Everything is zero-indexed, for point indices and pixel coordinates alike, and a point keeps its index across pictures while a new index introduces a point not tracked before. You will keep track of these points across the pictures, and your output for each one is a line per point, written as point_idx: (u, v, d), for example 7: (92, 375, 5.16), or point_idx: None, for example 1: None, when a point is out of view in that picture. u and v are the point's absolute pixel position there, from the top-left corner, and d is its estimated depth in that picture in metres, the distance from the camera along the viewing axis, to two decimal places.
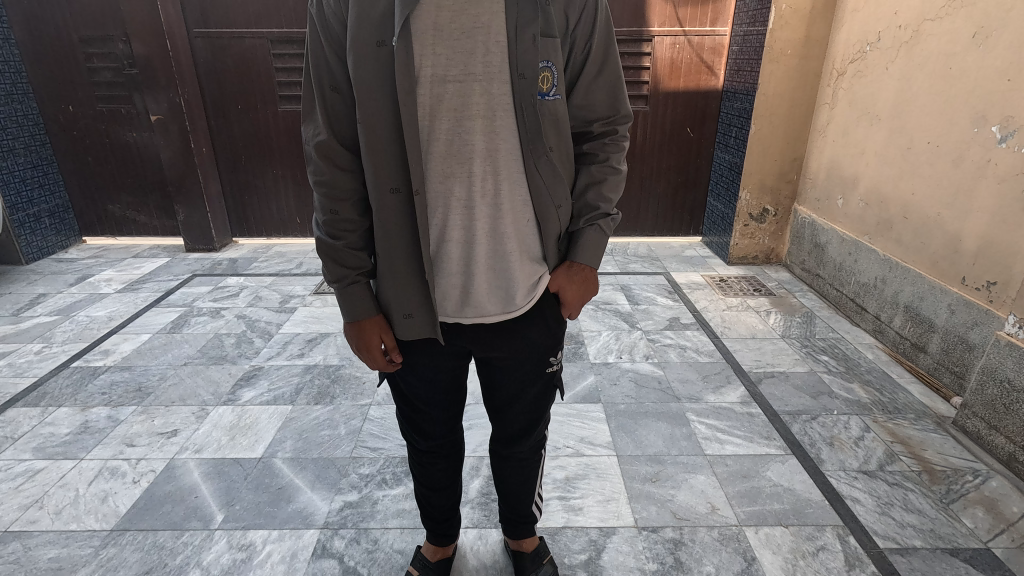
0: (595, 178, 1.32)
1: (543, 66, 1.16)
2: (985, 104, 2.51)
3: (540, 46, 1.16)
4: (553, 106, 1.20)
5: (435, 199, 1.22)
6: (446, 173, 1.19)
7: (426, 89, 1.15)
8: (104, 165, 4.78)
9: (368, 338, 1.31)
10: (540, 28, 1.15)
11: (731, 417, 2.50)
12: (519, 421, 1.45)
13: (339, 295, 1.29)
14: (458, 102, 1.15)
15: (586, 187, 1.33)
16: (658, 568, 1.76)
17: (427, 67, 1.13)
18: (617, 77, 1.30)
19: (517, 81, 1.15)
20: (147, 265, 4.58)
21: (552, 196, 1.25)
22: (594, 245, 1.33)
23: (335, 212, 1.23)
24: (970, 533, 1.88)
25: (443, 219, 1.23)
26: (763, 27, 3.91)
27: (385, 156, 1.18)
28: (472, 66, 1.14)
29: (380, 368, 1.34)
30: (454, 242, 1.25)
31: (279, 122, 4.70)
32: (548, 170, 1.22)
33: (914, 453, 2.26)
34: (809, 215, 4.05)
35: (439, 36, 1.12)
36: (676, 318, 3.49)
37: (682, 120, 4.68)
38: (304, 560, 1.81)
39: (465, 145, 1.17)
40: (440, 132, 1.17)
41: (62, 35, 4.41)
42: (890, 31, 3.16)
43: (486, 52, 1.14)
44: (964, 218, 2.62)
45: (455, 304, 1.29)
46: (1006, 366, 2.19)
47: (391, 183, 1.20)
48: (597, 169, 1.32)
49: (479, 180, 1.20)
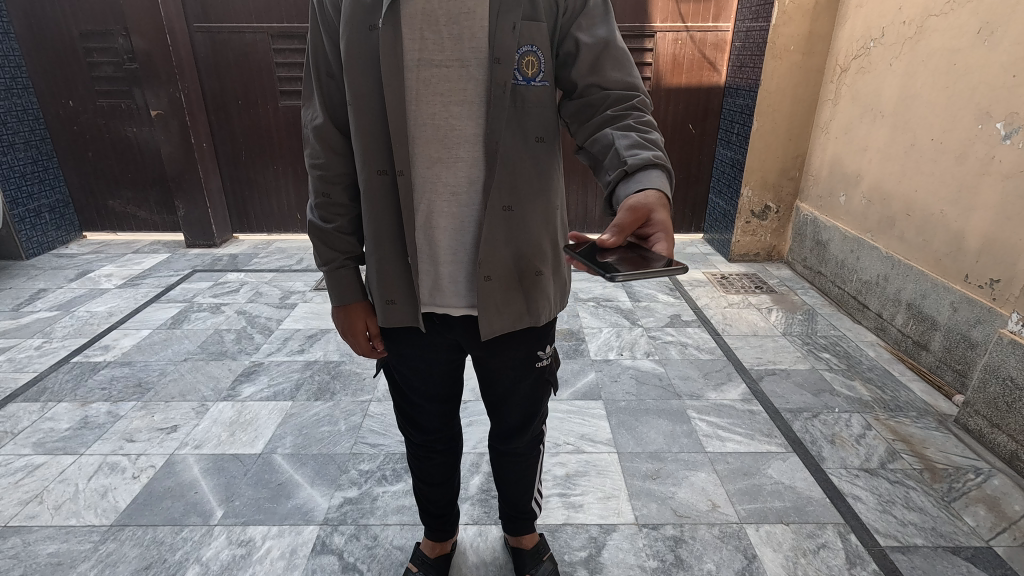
0: (642, 130, 1.16)
1: (525, 51, 1.12)
2: (990, 99, 2.49)
3: (523, 32, 1.11)
4: (538, 93, 1.15)
5: (422, 185, 1.21)
6: (433, 158, 1.18)
7: (413, 73, 1.14)
8: (105, 160, 4.78)
9: (355, 323, 1.35)
10: (522, 14, 1.11)
11: (731, 415, 2.49)
12: (514, 416, 1.44)
13: (328, 277, 1.31)
14: (445, 86, 1.14)
15: (630, 134, 1.15)
16: (658, 566, 1.75)
17: (414, 50, 1.13)
18: (620, 59, 1.17)
19: (491, 67, 1.11)
20: (147, 260, 4.56)
21: (541, 186, 1.22)
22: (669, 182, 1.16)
23: (327, 196, 1.26)
24: (972, 532, 1.87)
25: (428, 205, 1.22)
26: (766, 22, 3.87)
27: (372, 140, 1.18)
28: (460, 49, 1.12)
29: (364, 354, 1.38)
30: (439, 229, 1.23)
31: (280, 117, 4.68)
32: (536, 160, 1.19)
33: (915, 450, 2.26)
34: (812, 212, 4.03)
35: (426, 18, 1.11)
36: (677, 315, 3.48)
37: (683, 117, 4.65)
38: (304, 556, 1.80)
39: (452, 128, 1.16)
40: (427, 117, 1.16)
41: (61, 29, 4.39)
42: (894, 27, 3.14)
43: (473, 37, 1.11)
44: (968, 216, 2.61)
45: (431, 292, 1.28)
46: (1008, 364, 2.18)
47: (377, 168, 1.20)
48: (640, 123, 1.16)
49: (464, 166, 1.19)
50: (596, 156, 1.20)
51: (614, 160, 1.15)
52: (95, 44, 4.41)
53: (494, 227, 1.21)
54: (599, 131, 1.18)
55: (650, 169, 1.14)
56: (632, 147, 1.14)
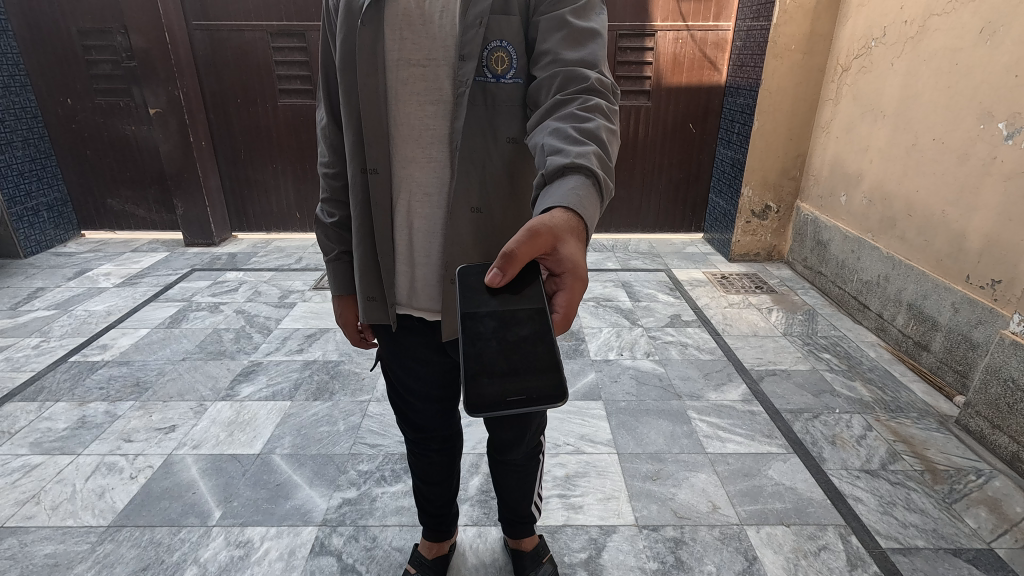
0: (579, 119, 1.05)
1: (495, 46, 1.15)
2: (992, 100, 2.48)
3: (492, 28, 1.15)
4: (507, 91, 1.18)
5: (399, 183, 1.31)
6: (410, 156, 1.29)
7: (393, 74, 1.24)
8: (103, 158, 4.76)
9: (347, 316, 1.49)
10: (492, 7, 1.15)
11: (732, 415, 2.48)
12: (507, 432, 1.41)
13: (329, 268, 1.46)
14: (420, 86, 1.24)
15: (562, 125, 1.05)
16: (659, 568, 1.74)
17: (394, 51, 1.23)
18: (585, 37, 1.11)
19: (460, 65, 1.18)
20: (146, 259, 4.55)
21: (514, 188, 1.26)
22: (591, 193, 0.99)
23: (329, 193, 1.43)
24: (973, 533, 1.86)
25: (405, 203, 1.32)
26: (767, 21, 3.85)
27: (354, 140, 1.29)
28: (434, 51, 1.21)
29: (354, 343, 1.53)
30: (414, 227, 1.33)
31: (279, 117, 4.66)
32: (502, 157, 1.23)
33: (916, 452, 2.24)
34: (813, 212, 4.02)
35: (406, 21, 1.21)
36: (678, 315, 3.47)
37: (683, 117, 4.64)
38: (302, 557, 1.79)
39: (427, 128, 1.26)
40: (405, 116, 1.26)
41: (59, 26, 4.36)
42: (895, 27, 3.13)
43: (446, 40, 1.20)
44: (969, 216, 2.60)
45: (406, 291, 1.36)
46: (1010, 364, 2.18)
47: (358, 166, 1.30)
48: (581, 109, 1.06)
49: (438, 166, 1.28)
50: (532, 150, 1.11)
51: (542, 156, 1.05)
52: (94, 42, 4.39)
53: (463, 227, 1.26)
54: (543, 119, 1.10)
55: (570, 173, 1.00)
56: (560, 141, 1.03)
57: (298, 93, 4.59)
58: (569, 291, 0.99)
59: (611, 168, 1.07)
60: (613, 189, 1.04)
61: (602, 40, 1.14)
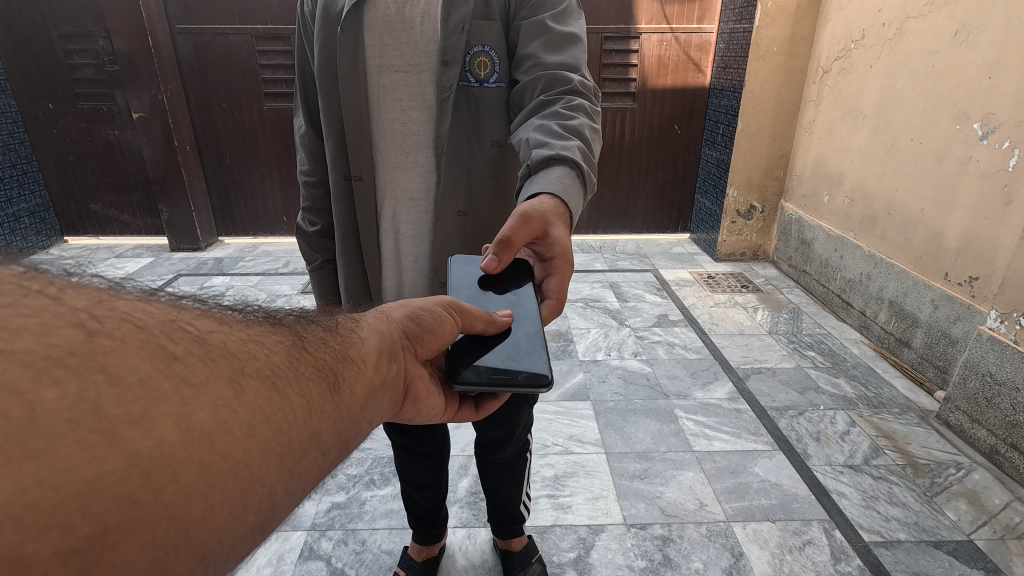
0: (564, 116, 1.07)
1: (477, 52, 1.19)
2: (967, 101, 2.52)
3: (473, 32, 1.18)
4: (490, 95, 1.22)
5: (384, 189, 1.35)
6: (395, 162, 1.33)
7: (378, 78, 1.28)
8: (85, 163, 4.70)
9: None
10: (473, 12, 1.17)
11: (718, 414, 2.51)
12: (494, 430, 1.43)
13: (312, 276, 1.48)
14: (405, 92, 1.28)
15: (546, 122, 1.06)
16: (647, 565, 1.76)
17: (376, 57, 1.26)
18: (566, 40, 1.13)
19: (444, 70, 1.20)
20: (130, 265, 4.50)
21: (499, 190, 1.29)
22: (575, 184, 1.03)
23: (311, 201, 1.42)
24: (954, 525, 1.90)
25: (392, 208, 1.35)
26: (750, 23, 3.90)
27: (335, 145, 1.28)
28: (416, 57, 1.26)
29: None
30: (401, 232, 1.36)
31: (265, 121, 4.64)
32: (487, 161, 1.27)
33: (898, 446, 2.29)
34: (797, 211, 4.08)
35: (387, 28, 1.24)
36: (664, 315, 3.50)
37: (668, 118, 4.68)
38: (291, 562, 1.78)
39: (411, 133, 1.31)
40: (392, 120, 1.30)
41: (39, 30, 4.31)
42: (874, 29, 3.18)
43: (428, 46, 1.25)
44: (947, 214, 2.65)
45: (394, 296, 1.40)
46: (988, 360, 2.23)
47: (341, 173, 1.30)
48: (565, 108, 1.07)
49: (422, 171, 1.33)
50: (517, 147, 1.12)
51: (526, 150, 1.07)
52: (75, 46, 4.33)
53: (451, 230, 1.30)
54: (527, 118, 1.12)
55: (556, 164, 1.03)
56: (544, 138, 1.04)
57: (285, 97, 4.57)
58: (560, 275, 1.03)
59: (593, 163, 1.10)
60: (595, 183, 1.09)
61: (583, 44, 1.16)
